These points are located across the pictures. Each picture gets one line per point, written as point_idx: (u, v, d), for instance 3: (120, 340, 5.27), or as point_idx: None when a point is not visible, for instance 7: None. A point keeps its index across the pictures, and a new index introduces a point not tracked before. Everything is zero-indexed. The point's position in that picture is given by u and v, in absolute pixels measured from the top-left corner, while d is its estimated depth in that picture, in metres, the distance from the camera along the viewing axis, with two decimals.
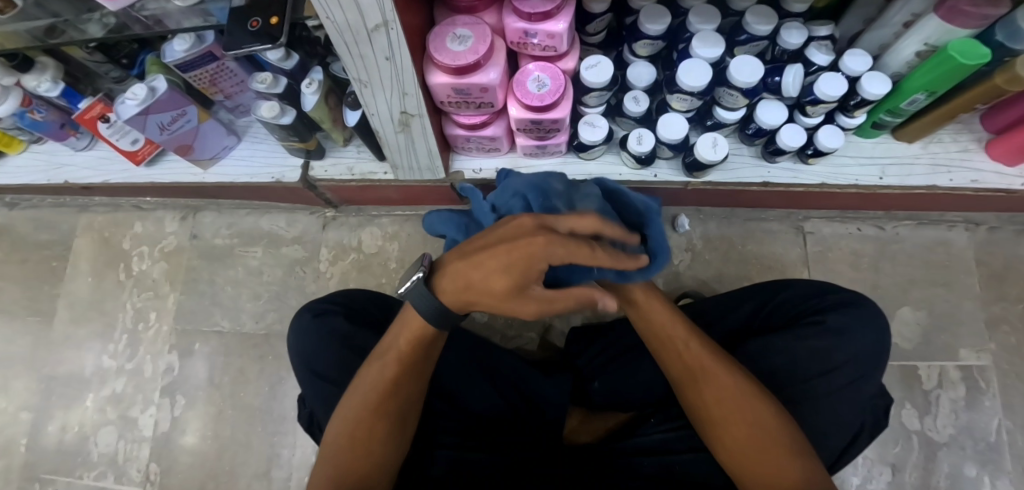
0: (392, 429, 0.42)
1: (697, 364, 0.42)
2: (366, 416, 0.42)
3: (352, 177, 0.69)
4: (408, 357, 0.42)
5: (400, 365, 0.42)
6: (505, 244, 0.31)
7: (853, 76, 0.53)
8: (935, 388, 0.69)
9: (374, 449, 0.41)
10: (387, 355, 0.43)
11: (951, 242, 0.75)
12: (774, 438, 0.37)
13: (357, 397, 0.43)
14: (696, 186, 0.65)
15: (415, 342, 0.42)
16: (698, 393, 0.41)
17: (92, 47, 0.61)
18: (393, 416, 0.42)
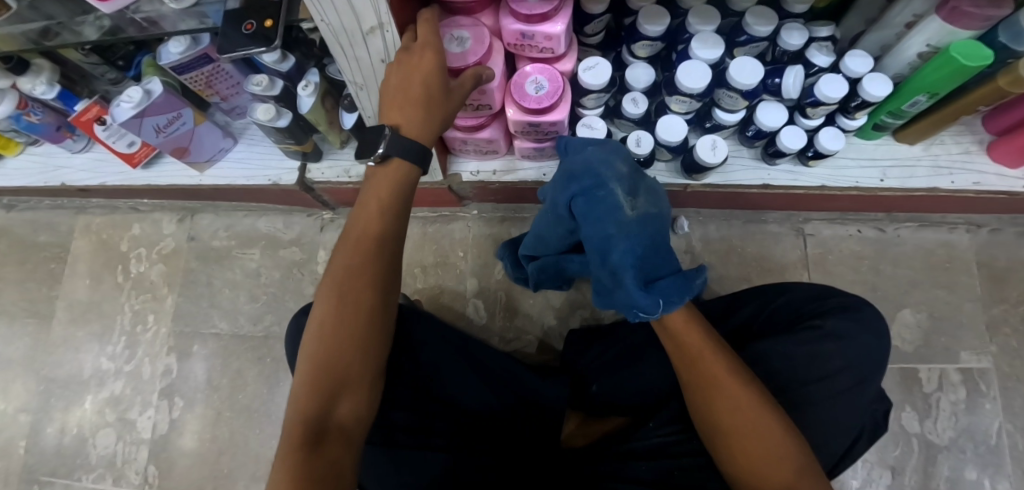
0: (369, 318, 0.38)
1: (721, 381, 0.39)
2: (338, 299, 0.38)
3: (349, 179, 0.69)
4: (378, 227, 0.41)
5: (369, 233, 0.40)
6: (403, 67, 0.38)
7: (854, 77, 0.53)
8: (935, 391, 0.69)
9: (350, 344, 0.37)
10: (355, 226, 0.41)
11: (952, 243, 0.74)
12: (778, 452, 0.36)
13: (327, 288, 0.39)
14: (695, 188, 0.65)
15: (384, 202, 0.41)
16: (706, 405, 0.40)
17: (88, 49, 0.60)
18: (372, 297, 0.39)
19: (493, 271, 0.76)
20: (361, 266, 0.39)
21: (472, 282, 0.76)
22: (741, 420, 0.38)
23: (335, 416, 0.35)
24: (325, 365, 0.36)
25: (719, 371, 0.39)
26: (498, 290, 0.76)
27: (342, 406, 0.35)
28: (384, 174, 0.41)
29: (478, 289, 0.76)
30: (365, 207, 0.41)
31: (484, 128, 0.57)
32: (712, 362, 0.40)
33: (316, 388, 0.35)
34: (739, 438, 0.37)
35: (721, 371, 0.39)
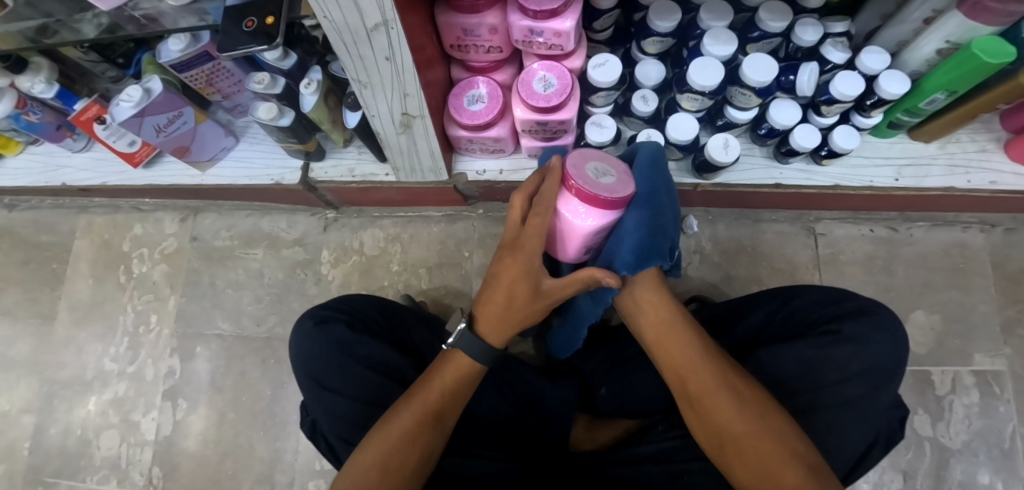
0: (414, 474, 0.38)
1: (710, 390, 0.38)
2: (389, 456, 0.37)
3: (353, 178, 0.68)
4: (445, 400, 0.40)
5: (432, 405, 0.40)
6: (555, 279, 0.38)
7: (870, 74, 0.51)
8: (948, 394, 0.68)
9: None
10: (425, 389, 0.41)
11: (966, 243, 0.73)
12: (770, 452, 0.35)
13: (376, 434, 0.39)
14: (705, 187, 0.64)
15: (451, 388, 0.41)
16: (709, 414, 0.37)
17: (87, 47, 0.59)
18: (422, 462, 0.38)
19: None
20: (419, 426, 0.39)
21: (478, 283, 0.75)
22: (737, 422, 0.36)
23: None
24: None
25: (711, 384, 0.38)
26: None
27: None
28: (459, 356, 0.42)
29: None
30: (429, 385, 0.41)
31: (491, 127, 0.56)
32: (702, 373, 0.38)
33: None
34: (733, 442, 0.36)
35: (707, 379, 0.38)
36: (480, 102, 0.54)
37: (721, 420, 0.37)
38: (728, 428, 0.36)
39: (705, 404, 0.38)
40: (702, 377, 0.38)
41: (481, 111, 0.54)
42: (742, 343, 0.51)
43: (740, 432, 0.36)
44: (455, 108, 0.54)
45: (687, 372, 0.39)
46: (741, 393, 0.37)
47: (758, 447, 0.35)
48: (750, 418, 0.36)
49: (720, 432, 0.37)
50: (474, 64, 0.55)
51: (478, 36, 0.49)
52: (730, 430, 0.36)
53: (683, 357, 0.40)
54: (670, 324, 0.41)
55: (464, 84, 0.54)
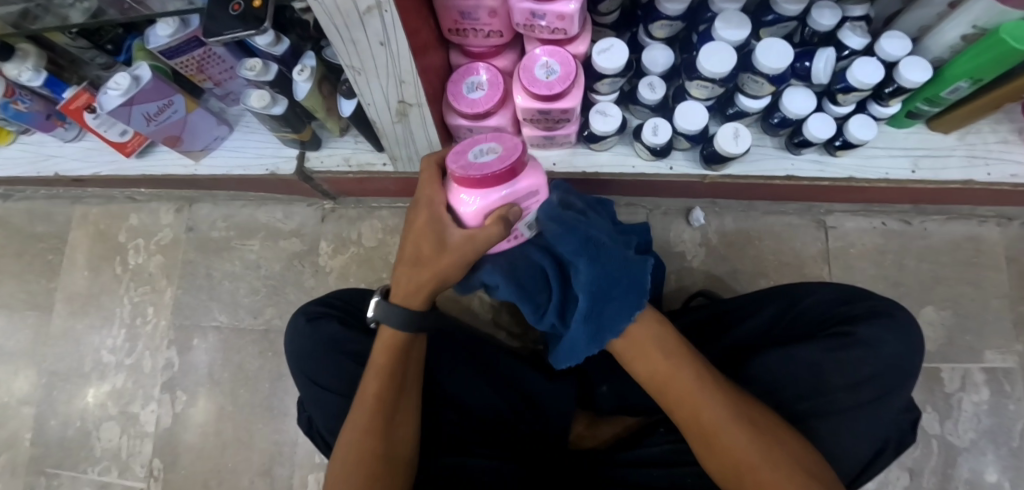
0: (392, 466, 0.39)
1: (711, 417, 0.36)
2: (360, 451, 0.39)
3: (349, 168, 0.66)
4: (390, 373, 0.41)
5: (386, 388, 0.40)
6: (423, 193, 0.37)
7: (890, 61, 0.49)
8: (958, 391, 0.67)
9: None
10: (375, 374, 0.41)
11: (981, 237, 0.71)
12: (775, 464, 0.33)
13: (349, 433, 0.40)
14: (713, 179, 0.62)
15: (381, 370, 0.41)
16: (713, 433, 0.35)
17: (75, 33, 0.57)
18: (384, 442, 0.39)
19: None
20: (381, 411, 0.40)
21: None
22: (761, 453, 0.34)
23: None
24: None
25: (729, 414, 0.35)
26: None
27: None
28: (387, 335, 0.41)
29: None
30: (373, 386, 0.41)
31: (491, 116, 0.54)
32: (720, 404, 0.36)
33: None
34: (761, 476, 0.33)
35: (714, 408, 0.36)
36: (479, 90, 0.52)
37: (740, 450, 0.34)
38: (738, 454, 0.34)
39: (722, 437, 0.35)
40: (712, 407, 0.36)
41: (479, 99, 0.52)
42: (746, 342, 0.50)
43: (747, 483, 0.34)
44: (454, 95, 0.52)
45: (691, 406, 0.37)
46: (760, 425, 0.35)
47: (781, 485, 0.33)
48: (772, 450, 0.34)
49: (737, 466, 0.34)
50: (474, 49, 0.52)
51: (477, 19, 0.46)
52: (750, 464, 0.34)
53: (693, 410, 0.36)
54: (675, 352, 0.38)
55: (462, 71, 0.52)
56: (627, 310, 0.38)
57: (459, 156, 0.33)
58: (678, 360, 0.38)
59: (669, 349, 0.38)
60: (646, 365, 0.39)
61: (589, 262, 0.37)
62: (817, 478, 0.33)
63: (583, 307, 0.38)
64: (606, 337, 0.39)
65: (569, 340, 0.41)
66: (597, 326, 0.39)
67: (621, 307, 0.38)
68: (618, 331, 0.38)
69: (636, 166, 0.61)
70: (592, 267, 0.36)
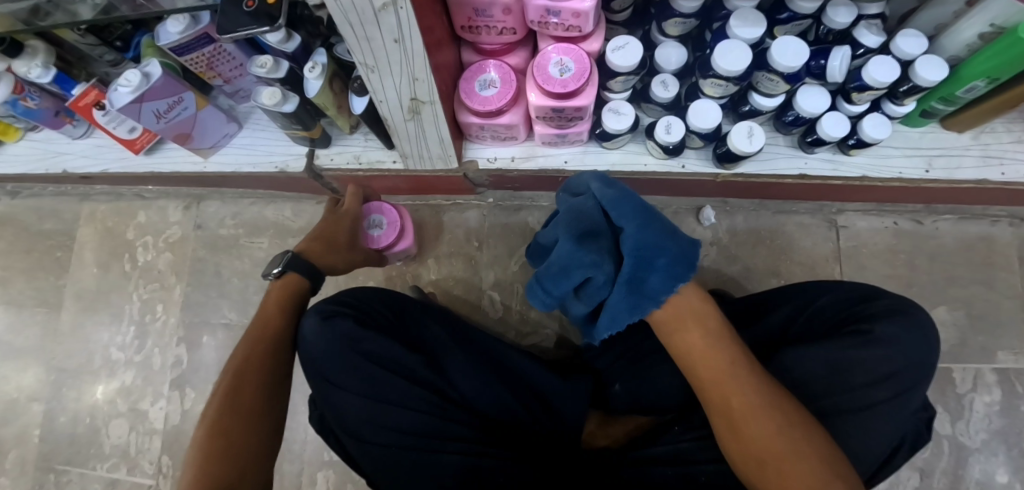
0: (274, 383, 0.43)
1: (743, 401, 0.36)
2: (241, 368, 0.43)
3: (359, 166, 0.65)
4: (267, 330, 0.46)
5: (276, 321, 0.49)
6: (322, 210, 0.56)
7: (906, 59, 0.48)
8: (970, 391, 0.66)
9: (250, 409, 0.40)
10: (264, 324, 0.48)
11: (994, 237, 0.70)
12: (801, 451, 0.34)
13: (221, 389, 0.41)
14: (725, 177, 0.61)
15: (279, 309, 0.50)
16: (744, 418, 0.36)
17: (85, 29, 0.57)
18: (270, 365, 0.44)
19: (509, 262, 0.73)
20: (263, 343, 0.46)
21: (488, 273, 0.74)
22: (792, 444, 0.34)
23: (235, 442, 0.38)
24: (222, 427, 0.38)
25: (760, 403, 0.36)
26: (515, 283, 0.73)
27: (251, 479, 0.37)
28: (280, 286, 0.51)
29: (495, 280, 0.73)
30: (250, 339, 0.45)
31: (503, 114, 0.53)
32: (754, 393, 0.36)
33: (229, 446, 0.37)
34: (790, 467, 0.33)
35: (747, 393, 0.36)
36: (492, 87, 0.52)
37: (769, 441, 0.34)
38: (768, 442, 0.34)
39: (752, 427, 0.35)
40: (746, 395, 0.36)
41: (493, 96, 0.52)
42: (760, 342, 0.49)
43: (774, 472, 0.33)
44: (467, 93, 0.52)
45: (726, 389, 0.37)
46: (790, 416, 0.35)
47: (807, 477, 0.33)
48: (803, 443, 0.34)
49: (765, 457, 0.34)
50: (486, 46, 0.52)
51: (491, 16, 0.46)
52: (778, 455, 0.34)
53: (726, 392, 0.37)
54: (713, 332, 0.39)
55: (475, 68, 0.52)
56: (672, 280, 0.39)
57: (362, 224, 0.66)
58: (720, 340, 0.39)
59: (708, 329, 0.39)
60: (689, 342, 0.39)
61: (638, 227, 0.39)
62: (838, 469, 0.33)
63: (627, 272, 0.39)
64: (645, 307, 0.40)
65: (610, 307, 0.42)
66: (640, 295, 0.40)
67: (665, 276, 0.39)
68: (659, 301, 0.40)
69: (648, 164, 0.60)
70: (641, 232, 0.38)
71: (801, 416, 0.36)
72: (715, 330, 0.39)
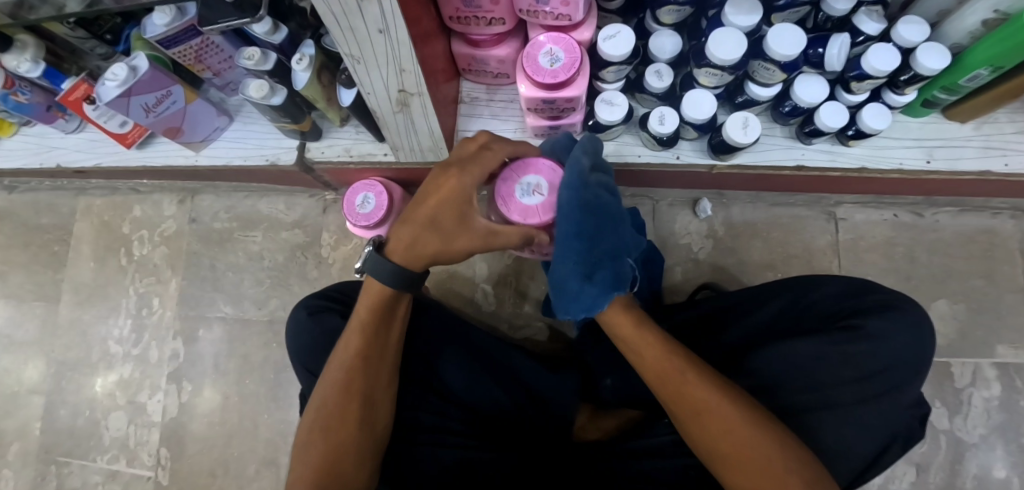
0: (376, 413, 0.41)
1: (687, 389, 0.37)
2: (328, 415, 0.40)
3: (350, 159, 0.65)
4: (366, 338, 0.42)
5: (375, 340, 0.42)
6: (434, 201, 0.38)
7: (906, 48, 0.47)
8: (968, 386, 0.66)
9: (339, 438, 0.39)
10: (341, 347, 0.42)
11: (995, 230, 0.69)
12: (749, 434, 0.35)
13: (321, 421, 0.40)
14: (720, 169, 0.60)
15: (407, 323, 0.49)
16: (694, 412, 0.36)
17: (73, 23, 0.56)
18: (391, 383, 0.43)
19: (502, 255, 0.73)
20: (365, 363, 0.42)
21: (481, 267, 0.73)
22: (730, 426, 0.35)
23: None
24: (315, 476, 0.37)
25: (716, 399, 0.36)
26: (508, 276, 0.73)
27: None
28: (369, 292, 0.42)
29: (488, 274, 0.73)
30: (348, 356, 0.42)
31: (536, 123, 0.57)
32: (708, 389, 0.37)
33: (316, 488, 0.36)
34: (748, 462, 0.34)
35: (688, 382, 0.37)
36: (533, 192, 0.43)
37: (723, 436, 0.35)
38: (713, 424, 0.36)
39: (689, 406, 0.37)
40: (679, 380, 0.37)
41: (536, 203, 0.42)
42: (753, 337, 0.48)
43: (732, 461, 0.35)
44: (506, 203, 0.43)
45: (668, 376, 0.38)
46: (727, 393, 0.37)
47: (749, 449, 0.34)
48: (759, 437, 0.35)
49: (720, 450, 0.35)
50: (476, 37, 0.51)
51: (479, 6, 0.45)
52: (733, 450, 0.35)
53: (671, 383, 0.38)
54: (632, 318, 0.41)
55: (521, 165, 0.43)
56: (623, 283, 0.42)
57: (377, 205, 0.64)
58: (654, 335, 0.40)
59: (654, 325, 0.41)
60: (621, 331, 0.41)
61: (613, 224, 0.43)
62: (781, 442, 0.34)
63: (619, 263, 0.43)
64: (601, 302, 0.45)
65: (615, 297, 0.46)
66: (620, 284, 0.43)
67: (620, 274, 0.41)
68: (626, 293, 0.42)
69: (641, 155, 0.59)
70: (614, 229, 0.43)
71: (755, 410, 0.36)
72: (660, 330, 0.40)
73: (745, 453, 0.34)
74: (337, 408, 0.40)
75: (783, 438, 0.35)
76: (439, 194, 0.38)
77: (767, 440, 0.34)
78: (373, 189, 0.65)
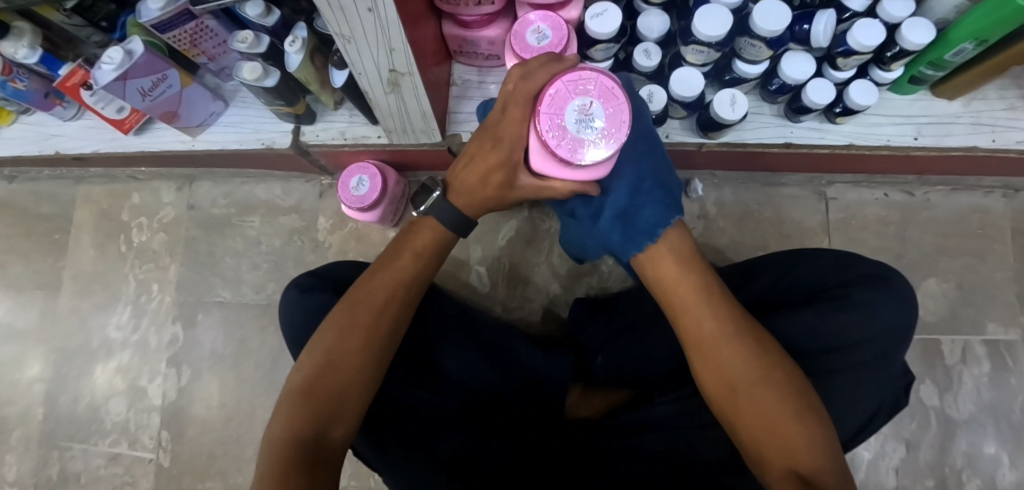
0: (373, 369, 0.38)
1: (715, 336, 0.37)
2: (339, 335, 0.37)
3: (345, 141, 0.66)
4: (408, 269, 0.42)
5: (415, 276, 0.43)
6: (486, 151, 0.39)
7: (892, 23, 0.47)
8: (958, 364, 0.66)
9: (340, 363, 0.36)
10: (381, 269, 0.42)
11: (986, 209, 0.69)
12: (778, 393, 0.33)
13: (331, 331, 0.38)
14: (710, 147, 0.60)
15: (416, 259, 0.43)
16: (722, 356, 0.36)
17: (68, 9, 0.57)
18: (368, 376, 0.37)
19: (497, 238, 0.74)
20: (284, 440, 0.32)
21: (476, 249, 0.74)
22: (760, 380, 0.34)
23: (331, 439, 0.34)
24: (313, 393, 0.35)
25: (734, 334, 0.36)
26: (503, 258, 0.74)
27: (334, 428, 0.34)
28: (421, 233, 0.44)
29: (482, 256, 0.74)
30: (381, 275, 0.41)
31: None
32: (727, 321, 0.37)
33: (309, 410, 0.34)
34: (770, 419, 0.33)
35: (721, 330, 0.37)
36: (593, 121, 0.32)
37: (734, 369, 0.35)
38: (739, 375, 0.35)
39: (715, 354, 0.36)
40: (709, 324, 0.37)
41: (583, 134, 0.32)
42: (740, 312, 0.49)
43: (750, 418, 0.34)
44: (549, 127, 0.32)
45: (696, 318, 0.38)
46: (760, 347, 0.36)
47: (771, 405, 0.33)
48: (775, 379, 0.34)
49: (731, 385, 0.35)
50: (466, 18, 0.52)
51: None
52: (744, 382, 0.35)
53: (698, 328, 0.38)
54: (686, 268, 0.40)
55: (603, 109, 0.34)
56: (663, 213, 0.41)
57: (373, 182, 0.65)
58: (705, 282, 0.39)
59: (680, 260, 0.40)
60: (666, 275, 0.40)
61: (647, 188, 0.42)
62: (814, 415, 0.33)
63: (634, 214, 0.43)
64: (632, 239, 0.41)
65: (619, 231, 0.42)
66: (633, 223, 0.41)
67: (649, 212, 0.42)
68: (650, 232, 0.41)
69: None
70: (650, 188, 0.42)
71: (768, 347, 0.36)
72: (681, 263, 0.40)
73: (764, 408, 0.33)
74: (346, 331, 0.38)
75: (814, 410, 0.33)
76: (487, 159, 0.39)
77: (793, 400, 0.33)
78: (367, 172, 0.66)
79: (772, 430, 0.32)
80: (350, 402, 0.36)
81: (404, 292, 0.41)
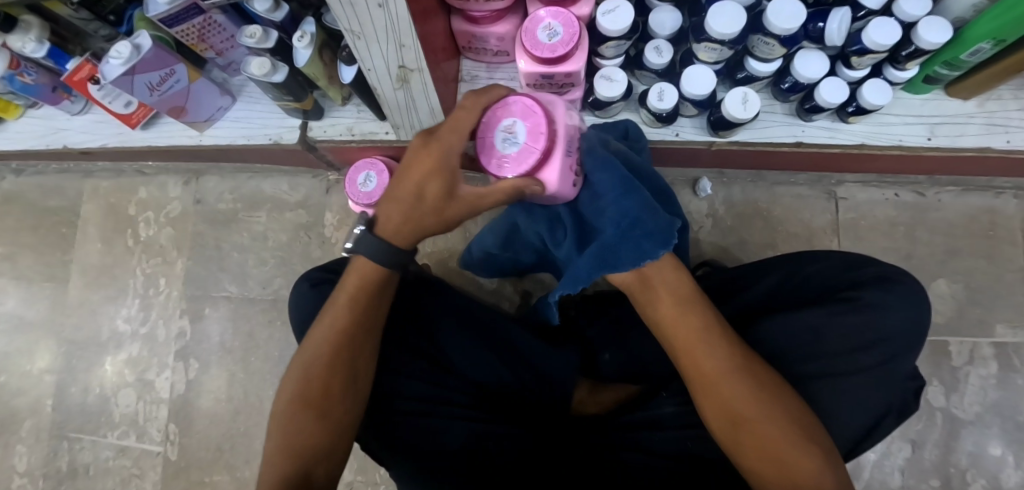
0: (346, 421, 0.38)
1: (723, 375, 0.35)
2: (311, 385, 0.38)
3: (352, 137, 0.65)
4: (360, 307, 0.39)
5: (369, 311, 0.39)
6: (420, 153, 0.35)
7: (908, 22, 0.47)
8: (965, 365, 0.66)
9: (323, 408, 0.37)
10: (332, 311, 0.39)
11: (997, 210, 0.69)
12: (785, 430, 0.33)
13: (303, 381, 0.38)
14: (720, 146, 0.60)
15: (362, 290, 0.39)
16: (729, 395, 0.34)
17: (75, 4, 0.56)
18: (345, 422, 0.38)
19: None
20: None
21: None
22: (768, 419, 0.33)
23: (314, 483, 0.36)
24: (292, 445, 0.36)
25: (724, 375, 0.35)
26: None
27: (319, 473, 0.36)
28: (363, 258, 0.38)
29: None
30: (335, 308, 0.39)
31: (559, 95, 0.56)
32: (714, 360, 0.35)
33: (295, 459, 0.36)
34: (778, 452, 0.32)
35: (725, 368, 0.35)
36: (516, 139, 0.34)
37: (741, 407, 0.34)
38: (745, 413, 0.34)
39: (724, 391, 0.35)
40: (716, 359, 0.35)
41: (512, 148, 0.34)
42: (747, 311, 0.49)
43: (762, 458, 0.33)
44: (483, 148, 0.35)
45: (698, 353, 0.36)
46: (761, 380, 0.35)
47: (781, 441, 0.33)
48: (778, 415, 0.34)
49: (739, 421, 0.34)
50: (475, 14, 0.51)
51: None
52: (750, 417, 0.34)
53: (705, 365, 0.35)
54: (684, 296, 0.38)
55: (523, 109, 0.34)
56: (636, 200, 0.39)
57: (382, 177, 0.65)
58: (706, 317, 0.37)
59: (677, 294, 0.38)
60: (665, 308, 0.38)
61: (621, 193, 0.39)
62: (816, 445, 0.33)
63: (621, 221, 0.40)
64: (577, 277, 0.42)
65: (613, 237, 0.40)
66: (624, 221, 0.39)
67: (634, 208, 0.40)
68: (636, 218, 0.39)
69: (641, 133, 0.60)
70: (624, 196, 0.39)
71: (770, 377, 0.35)
72: (681, 304, 0.37)
73: (775, 446, 0.33)
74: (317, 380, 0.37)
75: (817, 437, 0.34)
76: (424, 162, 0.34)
77: (799, 431, 0.33)
78: (375, 168, 0.66)
79: (783, 463, 0.32)
80: (339, 448, 0.38)
81: (365, 325, 0.39)
